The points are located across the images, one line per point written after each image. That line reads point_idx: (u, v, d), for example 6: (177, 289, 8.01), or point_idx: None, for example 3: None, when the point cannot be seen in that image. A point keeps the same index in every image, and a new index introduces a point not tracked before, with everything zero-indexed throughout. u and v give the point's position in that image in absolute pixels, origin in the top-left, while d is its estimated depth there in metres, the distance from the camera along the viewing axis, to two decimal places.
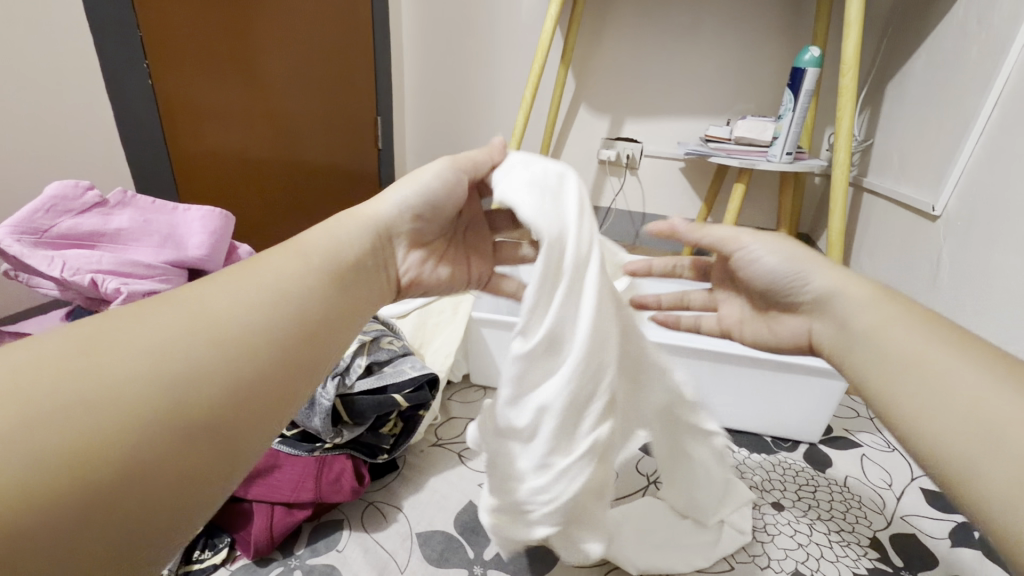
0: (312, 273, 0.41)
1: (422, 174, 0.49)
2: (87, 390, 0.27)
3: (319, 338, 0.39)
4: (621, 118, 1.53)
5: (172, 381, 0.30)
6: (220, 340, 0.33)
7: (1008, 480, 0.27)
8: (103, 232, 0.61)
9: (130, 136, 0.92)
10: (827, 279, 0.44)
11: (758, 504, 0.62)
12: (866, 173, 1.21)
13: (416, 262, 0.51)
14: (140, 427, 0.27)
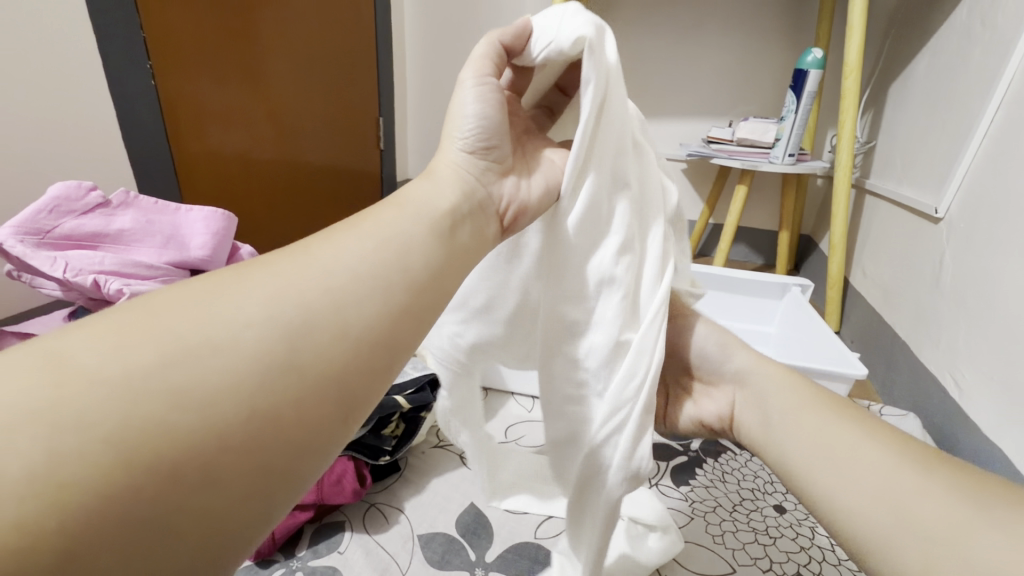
0: (412, 214, 0.36)
1: (463, 103, 0.42)
2: (170, 360, 0.24)
3: (424, 289, 0.33)
4: None
5: (264, 348, 0.26)
6: (312, 296, 0.29)
7: (906, 547, 0.33)
8: (105, 234, 0.61)
9: (133, 137, 0.93)
10: (747, 359, 0.52)
11: (761, 506, 0.62)
12: (868, 175, 1.21)
13: (510, 188, 0.42)
14: (228, 404, 0.24)
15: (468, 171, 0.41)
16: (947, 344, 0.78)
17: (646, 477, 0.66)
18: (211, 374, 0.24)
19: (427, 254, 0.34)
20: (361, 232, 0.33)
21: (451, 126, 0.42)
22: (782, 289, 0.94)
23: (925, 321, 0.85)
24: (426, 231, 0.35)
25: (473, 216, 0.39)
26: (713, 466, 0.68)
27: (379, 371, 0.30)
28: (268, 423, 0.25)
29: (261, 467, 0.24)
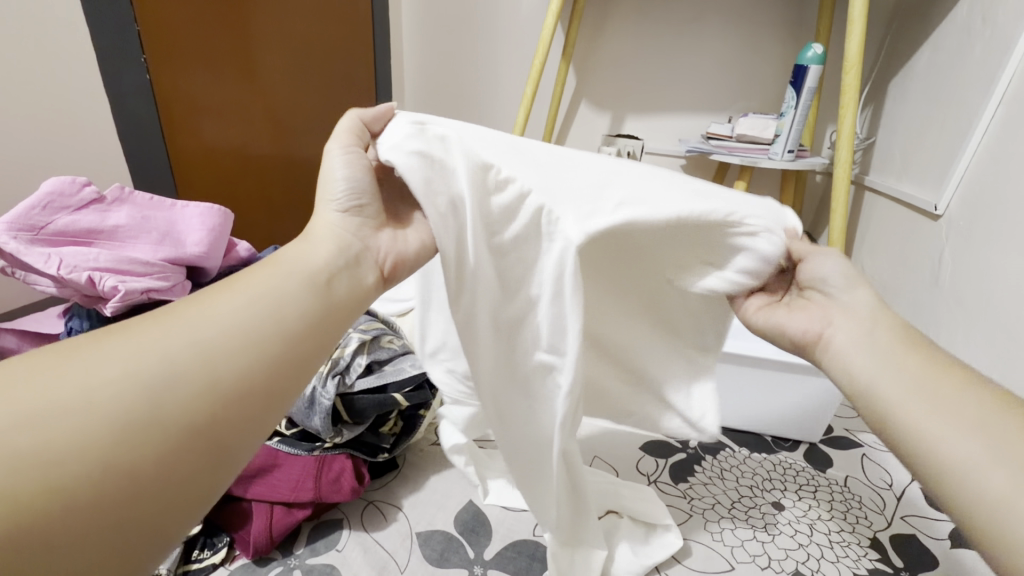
0: (289, 269, 0.39)
1: (329, 175, 0.44)
2: (46, 420, 0.27)
3: (296, 339, 0.36)
4: (622, 114, 1.53)
5: (129, 404, 0.29)
6: (181, 355, 0.32)
7: (1006, 481, 0.31)
8: (100, 230, 0.61)
9: (129, 133, 0.92)
10: (845, 286, 0.46)
11: (759, 504, 0.62)
12: (868, 171, 1.20)
13: (389, 241, 0.44)
14: (93, 457, 0.27)
15: (348, 232, 0.43)
16: (946, 341, 0.78)
17: (644, 474, 0.66)
18: (79, 430, 0.28)
19: (301, 304, 0.37)
20: (239, 293, 0.36)
21: (323, 194, 0.44)
22: None
23: (924, 318, 0.85)
24: (303, 283, 0.38)
25: (353, 273, 0.41)
26: (712, 463, 0.68)
27: (248, 417, 0.33)
28: (128, 474, 0.28)
29: (124, 513, 0.28)
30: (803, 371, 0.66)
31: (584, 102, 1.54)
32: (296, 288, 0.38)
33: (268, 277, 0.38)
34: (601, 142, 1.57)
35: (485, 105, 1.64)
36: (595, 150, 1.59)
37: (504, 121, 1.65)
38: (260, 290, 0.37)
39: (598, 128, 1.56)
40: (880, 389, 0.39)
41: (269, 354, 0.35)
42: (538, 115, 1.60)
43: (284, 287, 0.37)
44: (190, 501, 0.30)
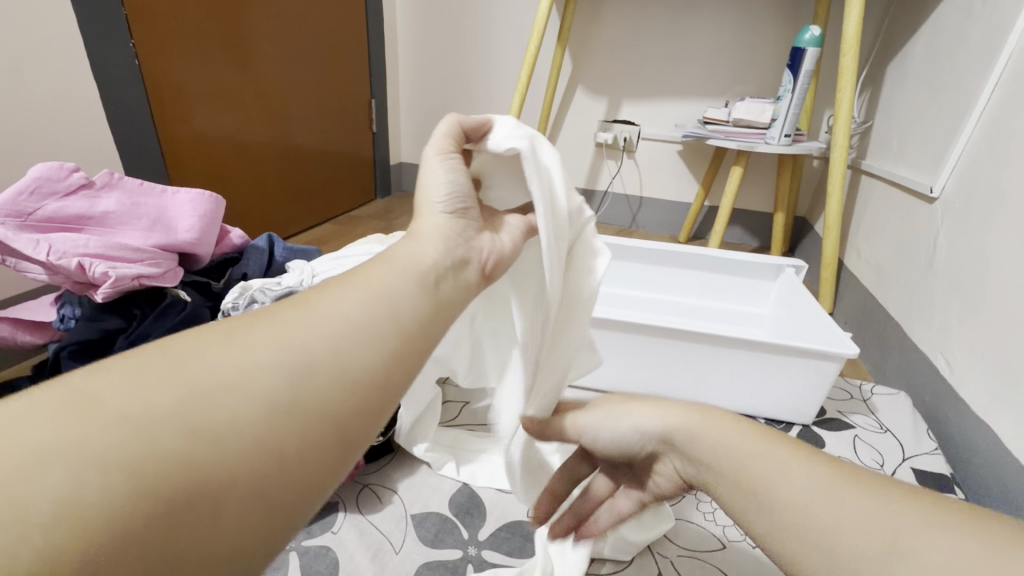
0: (404, 261, 0.35)
1: (428, 174, 0.40)
2: (179, 389, 0.24)
3: (415, 339, 0.32)
4: (619, 100, 1.51)
5: (263, 386, 0.26)
6: (314, 340, 0.28)
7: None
8: (89, 216, 0.61)
9: (119, 119, 0.91)
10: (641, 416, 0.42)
11: None
12: (864, 156, 1.20)
13: (487, 242, 0.40)
14: (235, 434, 0.24)
15: (451, 229, 0.38)
16: (939, 324, 0.78)
17: None
18: (218, 406, 0.24)
19: (419, 293, 0.33)
20: (359, 283, 0.32)
21: (424, 197, 0.40)
22: (775, 271, 0.91)
23: (918, 302, 0.85)
24: (415, 278, 0.34)
25: (459, 272, 0.37)
26: None
27: (374, 412, 0.29)
28: (273, 460, 0.25)
29: (261, 501, 0.24)
30: (795, 353, 0.66)
31: (580, 87, 1.53)
32: (413, 280, 0.34)
33: (386, 271, 0.34)
34: (597, 128, 1.56)
35: (480, 91, 1.63)
36: (591, 136, 1.58)
37: (499, 107, 1.63)
38: (379, 277, 0.33)
39: (594, 114, 1.55)
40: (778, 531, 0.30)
41: (394, 347, 0.31)
42: (533, 101, 1.58)
43: (402, 279, 0.34)
44: (318, 494, 0.26)
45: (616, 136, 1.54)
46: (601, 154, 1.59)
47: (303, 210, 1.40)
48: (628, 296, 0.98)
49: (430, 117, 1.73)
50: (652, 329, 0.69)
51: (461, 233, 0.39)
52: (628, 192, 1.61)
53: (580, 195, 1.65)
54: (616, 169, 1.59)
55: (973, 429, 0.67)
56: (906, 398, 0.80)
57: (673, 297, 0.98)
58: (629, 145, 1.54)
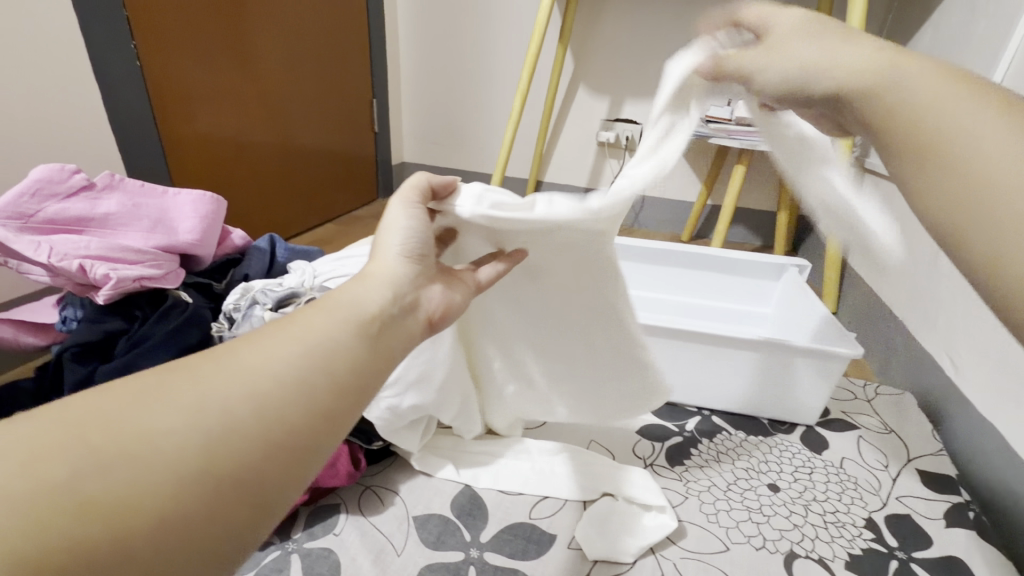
0: (346, 306, 0.34)
1: (388, 219, 0.41)
2: (97, 435, 0.25)
3: (349, 393, 0.32)
4: (621, 98, 1.51)
5: (183, 435, 0.26)
6: (243, 392, 0.28)
7: None
8: (90, 218, 0.61)
9: (121, 120, 0.91)
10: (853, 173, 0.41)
11: (755, 485, 0.62)
12: (869, 153, 1.19)
13: (437, 296, 0.41)
14: (154, 484, 0.25)
15: (403, 281, 0.38)
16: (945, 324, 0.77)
17: (640, 457, 0.66)
18: (136, 456, 0.25)
19: (356, 345, 0.33)
20: (294, 332, 0.32)
21: (380, 244, 0.40)
22: (778, 270, 0.90)
23: (923, 301, 0.85)
24: (357, 328, 0.33)
25: (402, 321, 0.37)
26: (708, 445, 0.68)
27: (308, 457, 0.30)
28: (190, 517, 0.25)
29: (182, 551, 0.25)
30: (800, 354, 0.65)
31: (582, 85, 1.52)
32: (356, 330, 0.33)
33: (327, 316, 0.33)
34: (600, 126, 1.55)
35: (482, 89, 1.62)
36: (593, 135, 1.57)
37: (501, 106, 1.63)
38: (316, 323, 0.32)
39: (596, 113, 1.54)
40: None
41: (325, 397, 0.30)
42: (535, 100, 1.58)
43: (342, 327, 0.33)
44: (236, 545, 0.27)
45: (618, 134, 1.53)
46: (603, 153, 1.58)
47: (305, 210, 1.40)
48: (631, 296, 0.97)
49: (431, 116, 1.73)
50: (656, 330, 0.69)
51: (409, 283, 0.39)
52: None
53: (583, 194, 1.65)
54: (618, 168, 1.59)
55: (979, 430, 0.66)
56: (911, 397, 0.79)
57: (676, 297, 0.97)
58: (632, 144, 1.53)
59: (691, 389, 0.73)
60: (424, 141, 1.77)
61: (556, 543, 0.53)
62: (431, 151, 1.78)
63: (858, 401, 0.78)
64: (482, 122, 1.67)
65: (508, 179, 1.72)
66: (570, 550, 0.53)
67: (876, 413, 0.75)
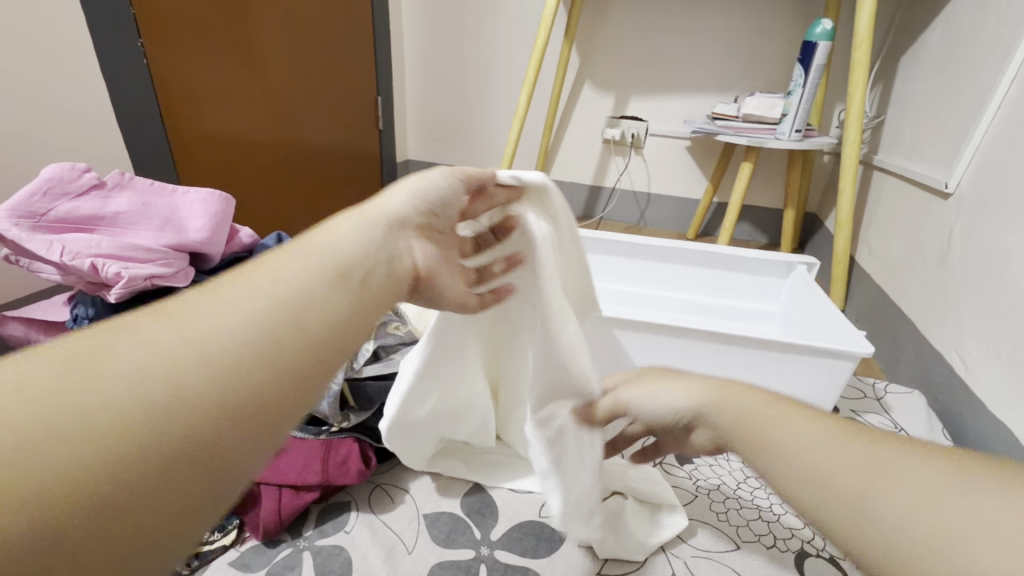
0: (320, 258, 0.35)
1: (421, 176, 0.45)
2: (19, 395, 0.22)
3: (326, 340, 0.31)
4: (626, 95, 1.50)
5: (150, 379, 0.24)
6: (206, 341, 0.27)
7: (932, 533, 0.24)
8: (102, 217, 0.61)
9: (128, 119, 0.91)
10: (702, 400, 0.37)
11: (764, 484, 0.62)
12: (876, 151, 1.18)
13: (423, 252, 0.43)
14: (135, 421, 0.23)
15: (398, 222, 0.41)
16: (955, 322, 0.77)
17: (650, 456, 0.66)
18: (104, 403, 0.23)
19: (333, 297, 0.33)
20: (259, 284, 0.31)
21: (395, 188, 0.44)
22: (787, 268, 0.90)
23: (932, 299, 0.84)
24: (330, 276, 0.34)
25: (384, 268, 0.38)
26: (717, 444, 0.68)
27: (298, 396, 0.29)
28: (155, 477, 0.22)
29: (140, 515, 0.22)
30: (809, 352, 0.65)
31: (587, 83, 1.52)
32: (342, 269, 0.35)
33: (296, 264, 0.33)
34: (605, 124, 1.55)
35: (487, 87, 1.62)
36: (598, 133, 1.57)
37: (506, 103, 1.62)
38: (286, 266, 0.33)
39: (602, 110, 1.54)
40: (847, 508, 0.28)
41: (307, 328, 0.30)
42: (540, 98, 1.58)
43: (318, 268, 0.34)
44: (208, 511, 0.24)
45: (624, 132, 1.52)
46: (609, 150, 1.58)
47: (310, 208, 1.40)
48: (639, 294, 0.97)
49: (436, 114, 1.72)
50: (665, 328, 0.69)
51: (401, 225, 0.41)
52: (636, 188, 1.60)
53: (588, 191, 1.65)
54: (624, 166, 1.58)
55: (990, 428, 0.66)
56: (921, 396, 0.79)
57: (684, 295, 0.97)
58: (637, 141, 1.53)
59: None
60: (429, 139, 1.77)
61: (566, 541, 0.53)
62: (435, 149, 1.78)
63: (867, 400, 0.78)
64: (487, 119, 1.67)
65: None
66: (581, 548, 0.53)
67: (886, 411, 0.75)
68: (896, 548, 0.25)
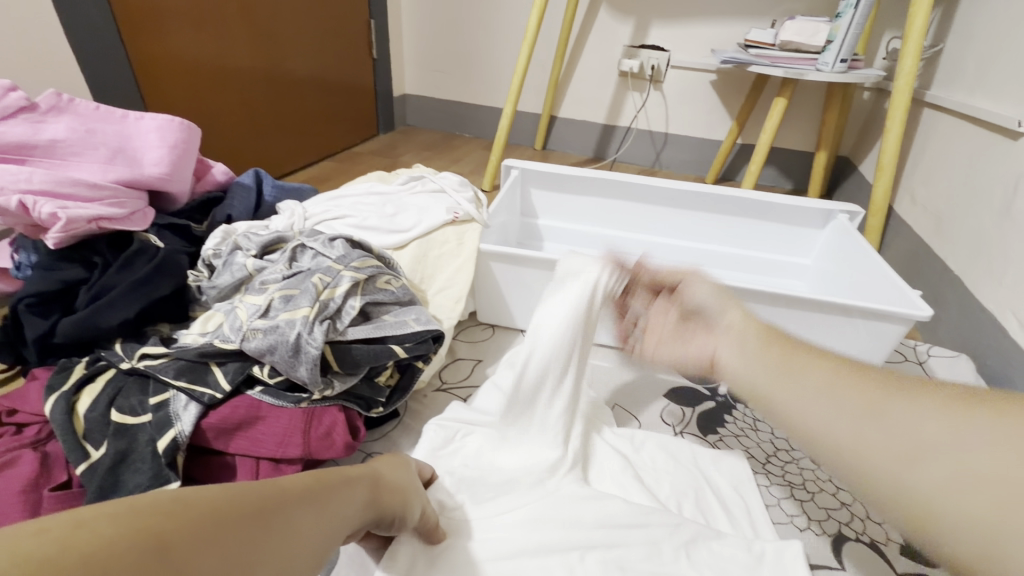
0: (349, 492, 0.32)
1: None
2: (201, 496, 0.24)
3: (337, 502, 0.30)
4: (647, 20, 1.34)
5: (251, 491, 0.26)
6: (307, 487, 0.29)
7: (938, 480, 0.25)
8: (34, 144, 0.53)
9: (81, 36, 0.79)
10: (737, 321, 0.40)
11: (797, 458, 0.56)
12: (929, 86, 1.06)
13: None
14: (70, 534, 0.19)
15: None
16: (1012, 280, 0.69)
17: (670, 425, 0.60)
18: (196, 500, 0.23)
19: (358, 513, 0.32)
20: (326, 478, 0.31)
21: None
22: (825, 217, 0.80)
23: (986, 255, 0.76)
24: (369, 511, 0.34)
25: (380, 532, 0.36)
26: (743, 412, 0.62)
27: (326, 522, 0.29)
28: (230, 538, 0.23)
29: None
30: (861, 314, 0.57)
31: (604, 6, 1.36)
32: (356, 496, 0.32)
33: (347, 499, 0.31)
34: (622, 53, 1.40)
35: (491, 8, 1.44)
36: (614, 63, 1.42)
37: (511, 29, 1.46)
38: (333, 479, 0.31)
39: (619, 38, 1.39)
40: (888, 455, 0.28)
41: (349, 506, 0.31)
42: (550, 24, 1.42)
43: (305, 506, 0.28)
44: None
45: (643, 63, 1.38)
46: (625, 85, 1.44)
47: (300, 145, 1.29)
48: (656, 245, 0.89)
49: (436, 44, 1.57)
50: None
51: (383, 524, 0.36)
52: (653, 128, 1.47)
53: (600, 130, 1.52)
54: (641, 102, 1.44)
55: None
56: (966, 360, 0.72)
57: (709, 247, 0.88)
58: (657, 74, 1.38)
59: None
60: (429, 71, 1.62)
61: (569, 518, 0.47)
62: (434, 83, 1.63)
63: (907, 364, 0.71)
64: (492, 48, 1.51)
65: (518, 114, 1.58)
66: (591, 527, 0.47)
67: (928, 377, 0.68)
68: (913, 487, 0.26)
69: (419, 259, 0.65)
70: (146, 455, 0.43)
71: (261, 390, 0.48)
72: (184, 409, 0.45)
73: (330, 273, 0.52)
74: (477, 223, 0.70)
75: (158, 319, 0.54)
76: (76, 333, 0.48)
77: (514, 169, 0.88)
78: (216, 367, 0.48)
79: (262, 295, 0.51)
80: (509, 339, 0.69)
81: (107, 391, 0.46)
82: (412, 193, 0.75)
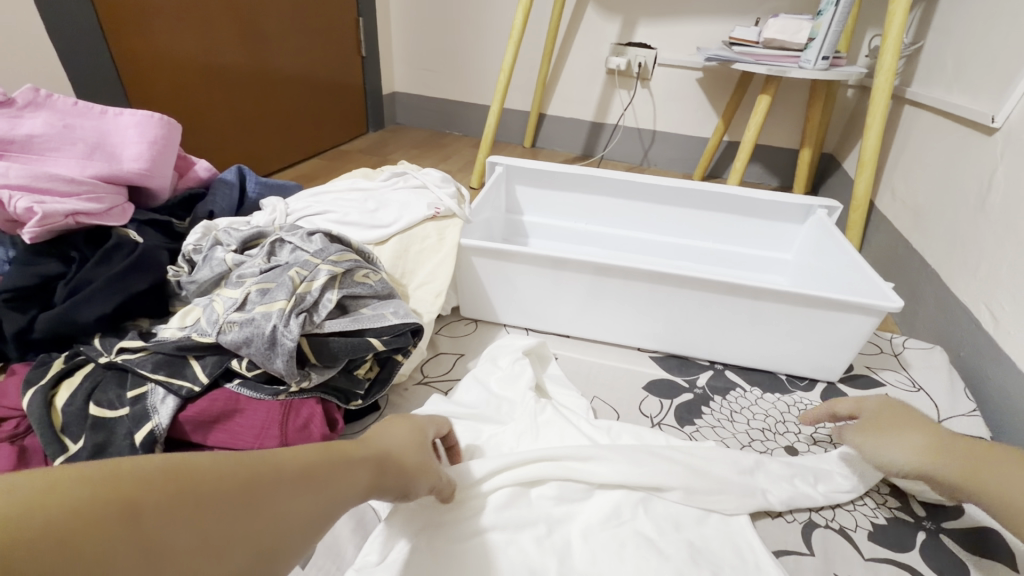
0: (349, 466, 0.32)
1: None
2: (178, 464, 0.24)
3: (334, 475, 0.31)
4: (634, 19, 1.35)
5: (231, 461, 0.26)
6: (301, 460, 0.30)
7: None
8: (11, 140, 0.53)
9: (62, 33, 0.79)
10: None
11: (771, 448, 0.57)
12: (909, 83, 1.07)
13: None
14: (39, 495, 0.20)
15: None
16: (985, 273, 0.70)
17: (648, 416, 0.60)
18: (170, 468, 0.24)
19: (360, 486, 0.32)
20: (323, 451, 0.32)
21: None
22: (804, 212, 0.81)
23: (961, 248, 0.77)
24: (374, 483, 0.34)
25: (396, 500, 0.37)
26: (720, 404, 0.62)
27: (316, 493, 0.29)
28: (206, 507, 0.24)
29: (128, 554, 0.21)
30: (835, 306, 0.58)
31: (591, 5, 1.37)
32: (356, 469, 0.33)
33: (351, 477, 0.32)
34: (609, 52, 1.40)
35: (479, 6, 1.45)
36: (601, 61, 1.43)
37: (499, 28, 1.46)
38: (330, 452, 0.32)
39: (605, 36, 1.39)
40: None
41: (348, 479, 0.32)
42: (538, 22, 1.43)
43: (293, 478, 0.28)
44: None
45: (630, 61, 1.39)
46: (612, 82, 1.44)
47: (288, 144, 1.29)
48: (640, 241, 0.90)
49: (424, 41, 1.57)
50: (671, 278, 0.61)
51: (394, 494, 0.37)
52: (641, 125, 1.48)
53: (589, 128, 1.52)
54: (628, 100, 1.45)
55: (1017, 389, 0.60)
56: (941, 352, 0.73)
57: (691, 243, 0.89)
58: (644, 72, 1.40)
59: (702, 343, 0.67)
60: (418, 69, 1.62)
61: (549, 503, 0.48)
62: (424, 81, 1.63)
63: (883, 355, 0.73)
64: (480, 46, 1.51)
65: (507, 112, 1.59)
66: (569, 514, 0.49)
67: (903, 368, 0.70)
68: None
69: (400, 253, 0.66)
70: (123, 448, 0.43)
71: (239, 383, 0.48)
72: (161, 402, 0.46)
73: (307, 266, 0.52)
74: (459, 218, 0.71)
75: (137, 314, 0.54)
76: (53, 328, 0.48)
77: (499, 165, 0.88)
78: (193, 361, 0.49)
79: (240, 289, 0.52)
80: (492, 333, 0.70)
81: (85, 386, 0.46)
82: (395, 188, 0.76)
